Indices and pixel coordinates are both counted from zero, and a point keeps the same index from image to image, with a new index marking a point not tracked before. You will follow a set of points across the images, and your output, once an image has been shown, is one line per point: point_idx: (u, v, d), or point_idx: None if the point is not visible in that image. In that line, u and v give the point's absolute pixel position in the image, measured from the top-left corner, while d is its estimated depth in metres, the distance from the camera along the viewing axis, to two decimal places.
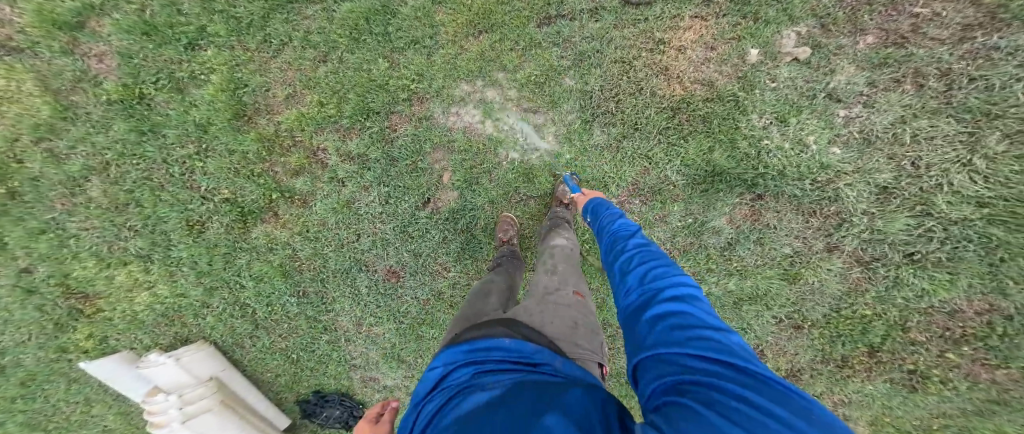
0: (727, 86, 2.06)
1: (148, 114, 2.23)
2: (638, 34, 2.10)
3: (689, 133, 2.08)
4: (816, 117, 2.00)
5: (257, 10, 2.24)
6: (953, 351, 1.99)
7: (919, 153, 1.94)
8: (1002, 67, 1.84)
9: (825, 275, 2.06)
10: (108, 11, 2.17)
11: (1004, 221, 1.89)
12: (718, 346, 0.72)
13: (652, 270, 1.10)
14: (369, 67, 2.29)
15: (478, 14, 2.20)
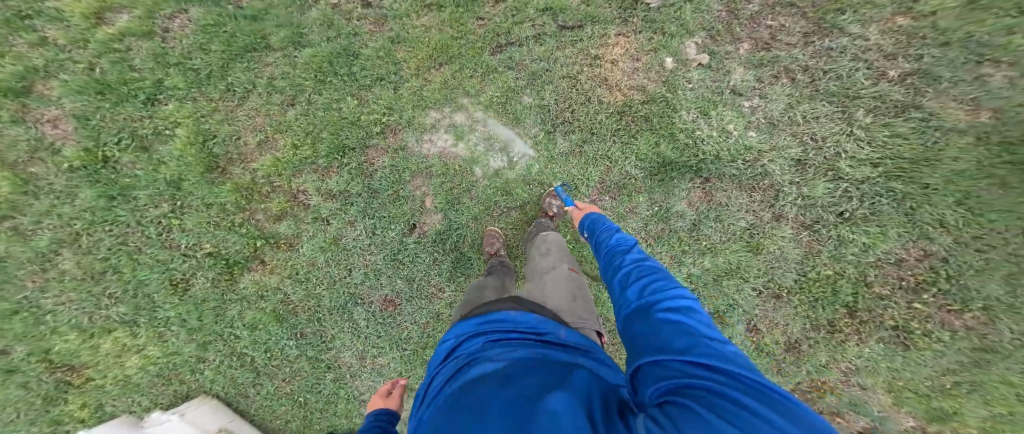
0: (657, 90, 2.25)
1: (114, 177, 2.37)
2: (577, 53, 2.34)
3: (636, 132, 2.26)
4: (729, 110, 2.20)
5: (215, 60, 2.43)
6: (917, 301, 2.06)
7: (813, 130, 2.14)
8: (841, 62, 2.13)
9: (782, 243, 2.16)
10: (53, 72, 2.33)
11: (900, 177, 2.06)
12: (716, 353, 0.78)
13: (653, 282, 1.19)
14: (338, 106, 2.47)
15: (436, 49, 2.43)
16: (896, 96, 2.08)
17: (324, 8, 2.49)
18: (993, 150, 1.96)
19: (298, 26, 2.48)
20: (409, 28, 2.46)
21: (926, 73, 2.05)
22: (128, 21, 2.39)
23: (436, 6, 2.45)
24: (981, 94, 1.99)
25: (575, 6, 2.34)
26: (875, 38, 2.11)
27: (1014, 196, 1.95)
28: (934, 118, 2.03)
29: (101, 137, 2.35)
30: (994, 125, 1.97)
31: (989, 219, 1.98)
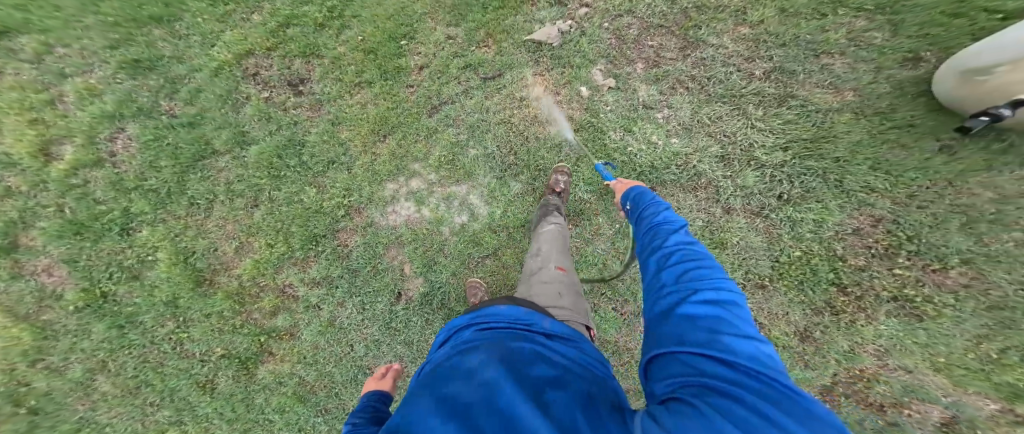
0: (582, 117, 2.42)
1: (117, 307, 2.56)
2: (504, 98, 2.51)
3: (577, 160, 2.38)
4: (648, 123, 2.35)
5: (169, 177, 2.66)
6: (896, 267, 2.00)
7: (720, 129, 2.25)
8: (716, 69, 2.31)
9: (742, 233, 2.14)
10: (30, 222, 2.57)
11: (812, 155, 2.14)
12: (744, 355, 0.81)
13: (690, 266, 1.13)
14: (298, 197, 2.60)
15: (377, 123, 2.58)
16: (772, 91, 2.22)
17: (257, 101, 2.72)
18: (875, 119, 2.08)
19: (237, 126, 2.70)
20: (346, 108, 2.65)
21: (784, 71, 2.21)
22: (74, 152, 2.63)
23: (366, 83, 2.69)
24: (835, 79, 2.14)
25: (493, 58, 2.59)
26: (731, 46, 2.31)
27: (916, 156, 2.02)
28: (811, 104, 2.16)
29: (95, 275, 2.56)
30: (860, 102, 2.11)
31: (911, 177, 2.02)
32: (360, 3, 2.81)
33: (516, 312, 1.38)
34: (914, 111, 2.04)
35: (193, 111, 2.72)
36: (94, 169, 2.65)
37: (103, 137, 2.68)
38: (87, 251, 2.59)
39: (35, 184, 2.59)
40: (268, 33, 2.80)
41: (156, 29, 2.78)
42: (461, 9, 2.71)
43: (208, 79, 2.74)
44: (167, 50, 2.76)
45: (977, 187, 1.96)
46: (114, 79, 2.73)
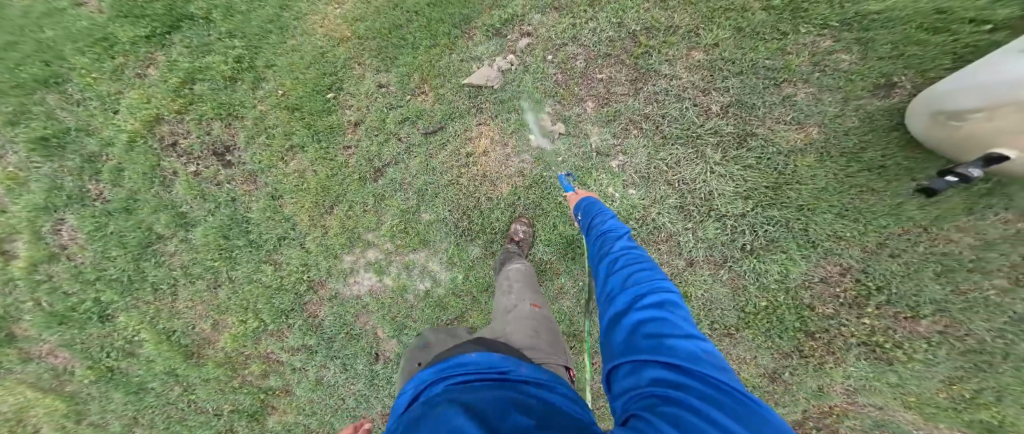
0: (533, 171, 2.30)
1: (127, 378, 2.53)
2: (449, 155, 2.36)
3: (533, 220, 2.28)
4: (603, 173, 2.23)
5: (126, 264, 2.53)
6: (865, 316, 2.03)
7: (679, 176, 2.17)
8: (670, 105, 2.16)
9: (706, 285, 2.14)
10: (18, 315, 2.52)
11: (774, 203, 2.10)
12: (688, 353, 0.97)
13: (637, 277, 1.34)
14: (258, 276, 2.46)
15: (320, 193, 2.41)
16: (731, 129, 2.12)
17: (184, 178, 2.55)
18: (841, 161, 2.02)
19: (174, 207, 2.54)
20: (283, 178, 2.47)
21: (743, 105, 2.10)
22: (27, 249, 2.52)
23: (298, 147, 2.50)
24: (800, 115, 2.04)
25: (432, 108, 2.40)
26: (685, 76, 2.14)
27: (887, 201, 1.99)
28: (771, 145, 2.09)
29: (95, 354, 2.52)
30: (826, 139, 2.03)
31: (882, 224, 2.00)
32: (271, 53, 2.63)
33: (487, 357, 1.30)
34: (886, 153, 1.97)
35: (120, 194, 2.55)
36: (54, 263, 2.53)
37: (48, 228, 2.54)
38: (77, 335, 2.52)
39: (9, 280, 2.52)
40: (174, 91, 2.61)
41: (50, 94, 2.58)
42: (388, 52, 2.46)
43: (123, 154, 2.57)
44: (91, 127, 2.59)
45: (954, 231, 1.94)
46: (31, 163, 2.54)
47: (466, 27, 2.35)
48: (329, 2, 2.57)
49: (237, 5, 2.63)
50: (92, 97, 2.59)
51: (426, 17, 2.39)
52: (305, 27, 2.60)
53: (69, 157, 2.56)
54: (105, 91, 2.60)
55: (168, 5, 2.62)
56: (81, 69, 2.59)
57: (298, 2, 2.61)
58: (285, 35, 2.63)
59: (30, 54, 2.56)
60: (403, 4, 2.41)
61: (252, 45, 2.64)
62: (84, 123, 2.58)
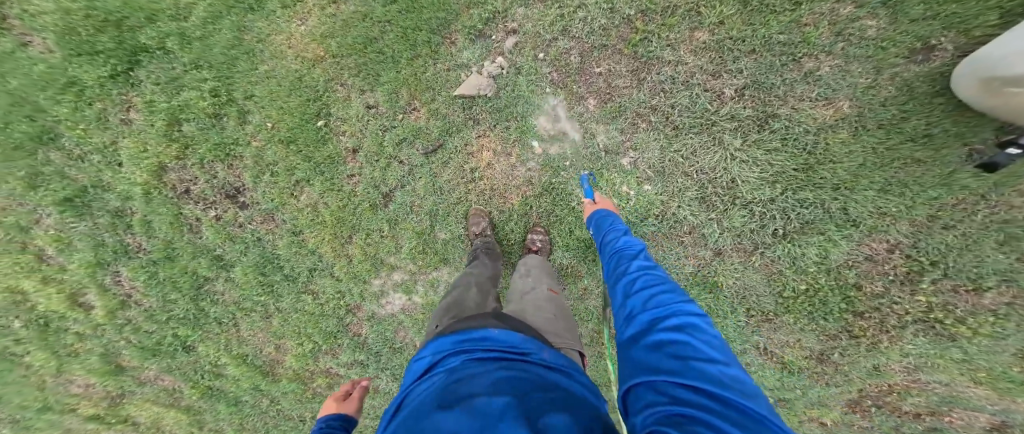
0: (543, 178, 2.36)
1: (226, 394, 2.50)
2: (454, 172, 2.39)
3: (549, 226, 2.39)
4: (615, 172, 2.32)
5: (188, 304, 2.44)
6: (918, 292, 2.14)
7: (698, 166, 2.27)
8: (679, 95, 2.21)
9: (738, 272, 2.31)
10: (117, 350, 2.48)
11: (805, 185, 2.20)
12: (711, 377, 0.95)
13: (656, 298, 1.29)
14: (303, 305, 2.42)
15: (335, 225, 2.40)
16: (750, 112, 2.19)
17: (209, 223, 2.45)
18: (880, 133, 2.08)
19: (209, 251, 2.44)
20: (298, 213, 2.41)
21: (761, 85, 2.16)
22: (100, 301, 2.46)
23: (304, 180, 2.43)
24: (826, 90, 2.10)
25: (427, 124, 2.39)
26: (691, 60, 2.19)
27: (938, 171, 2.04)
28: (798, 124, 2.16)
29: (194, 375, 2.48)
30: (859, 113, 2.09)
31: (933, 196, 2.06)
32: (245, 82, 2.48)
33: (509, 335, 1.34)
34: (929, 121, 2.01)
35: (158, 244, 2.45)
36: (127, 309, 2.47)
37: (108, 280, 2.47)
38: (170, 362, 2.47)
39: (95, 326, 2.48)
40: (164, 136, 2.48)
41: (51, 150, 2.47)
42: (369, 68, 2.38)
43: (144, 206, 2.47)
44: (104, 182, 2.49)
45: (1016, 196, 1.98)
46: (67, 224, 2.48)
47: (447, 31, 2.30)
48: (291, 17, 2.42)
49: (192, 32, 2.45)
50: (92, 150, 2.49)
51: (401, 25, 2.32)
52: (272, 50, 2.45)
53: (98, 215, 2.49)
54: (100, 142, 2.49)
55: (117, 36, 2.43)
56: (65, 121, 2.46)
57: (256, 21, 2.44)
58: (254, 60, 2.47)
59: (9, 109, 2.43)
60: (372, 16, 2.34)
61: (222, 75, 2.48)
62: (97, 179, 2.49)
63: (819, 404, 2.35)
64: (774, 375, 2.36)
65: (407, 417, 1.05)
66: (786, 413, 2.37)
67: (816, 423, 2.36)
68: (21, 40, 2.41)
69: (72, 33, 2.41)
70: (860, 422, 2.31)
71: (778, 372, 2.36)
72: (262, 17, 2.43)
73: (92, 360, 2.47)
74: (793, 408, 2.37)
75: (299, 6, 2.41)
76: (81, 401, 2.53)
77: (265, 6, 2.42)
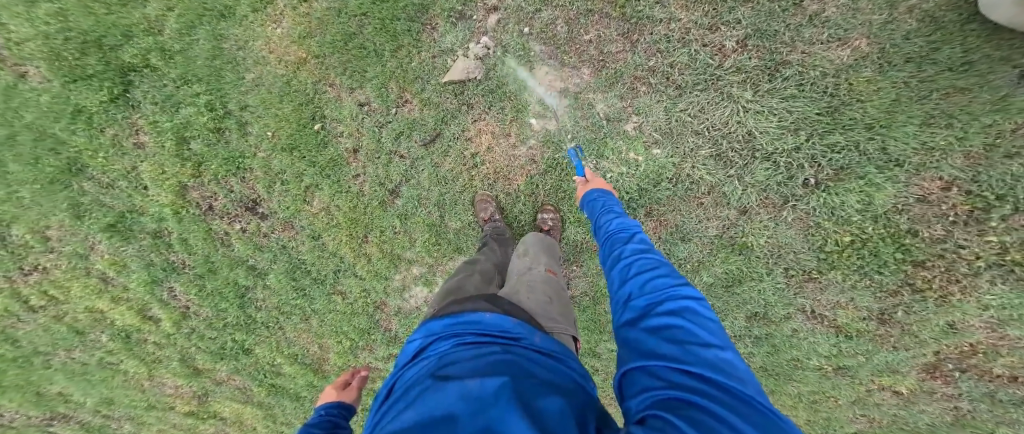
0: (546, 155, 2.29)
1: (287, 389, 2.82)
2: (455, 160, 2.37)
3: (558, 203, 2.35)
4: (621, 139, 2.20)
5: (237, 312, 2.71)
6: (988, 232, 1.91)
7: (708, 123, 2.11)
8: (678, 53, 2.08)
9: (769, 230, 2.14)
10: (191, 356, 2.83)
11: (834, 128, 2.01)
12: (707, 361, 0.82)
13: (651, 281, 1.14)
14: (336, 305, 2.61)
15: (351, 226, 2.49)
16: (757, 62, 2.03)
17: (237, 236, 2.62)
18: (910, 67, 1.88)
19: (243, 262, 2.64)
20: (313, 218, 2.53)
21: (764, 34, 2.01)
22: (163, 312, 2.77)
23: (313, 185, 2.50)
24: (838, 30, 1.94)
25: (422, 115, 2.34)
26: (683, 16, 2.06)
27: (988, 98, 1.81)
28: (815, 67, 1.98)
29: (257, 374, 2.80)
30: (881, 49, 1.91)
31: (987, 123, 1.83)
32: (236, 93, 2.49)
33: (500, 320, 1.38)
34: (966, 48, 1.81)
35: (199, 259, 2.67)
36: (189, 319, 2.77)
37: (165, 296, 2.75)
38: (236, 363, 2.80)
39: (167, 335, 2.81)
40: (177, 156, 2.57)
41: (83, 181, 2.62)
42: (355, 65, 2.36)
43: (177, 225, 2.64)
44: (136, 206, 2.65)
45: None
46: (117, 248, 2.70)
47: (425, 17, 2.26)
48: (264, 22, 2.42)
49: (170, 45, 2.47)
50: (118, 177, 2.62)
51: (378, 17, 2.29)
52: (254, 57, 2.45)
53: (140, 237, 2.69)
54: (122, 168, 2.61)
55: (103, 58, 2.48)
56: (85, 150, 2.58)
57: (231, 28, 2.45)
58: (239, 69, 2.47)
59: (34, 145, 2.55)
60: (346, 11, 2.33)
61: (213, 87, 2.49)
62: (129, 204, 2.65)
63: (890, 372, 2.17)
64: (828, 341, 2.19)
65: (404, 399, 1.08)
66: (849, 382, 2.23)
67: (889, 392, 2.21)
68: (18, 71, 2.49)
69: (59, 59, 2.46)
70: (943, 390, 2.14)
71: (833, 338, 2.19)
72: (236, 24, 2.44)
73: (173, 365, 2.84)
74: (857, 376, 2.21)
75: (269, 9, 2.41)
76: (175, 400, 2.94)
77: (236, 11, 2.43)
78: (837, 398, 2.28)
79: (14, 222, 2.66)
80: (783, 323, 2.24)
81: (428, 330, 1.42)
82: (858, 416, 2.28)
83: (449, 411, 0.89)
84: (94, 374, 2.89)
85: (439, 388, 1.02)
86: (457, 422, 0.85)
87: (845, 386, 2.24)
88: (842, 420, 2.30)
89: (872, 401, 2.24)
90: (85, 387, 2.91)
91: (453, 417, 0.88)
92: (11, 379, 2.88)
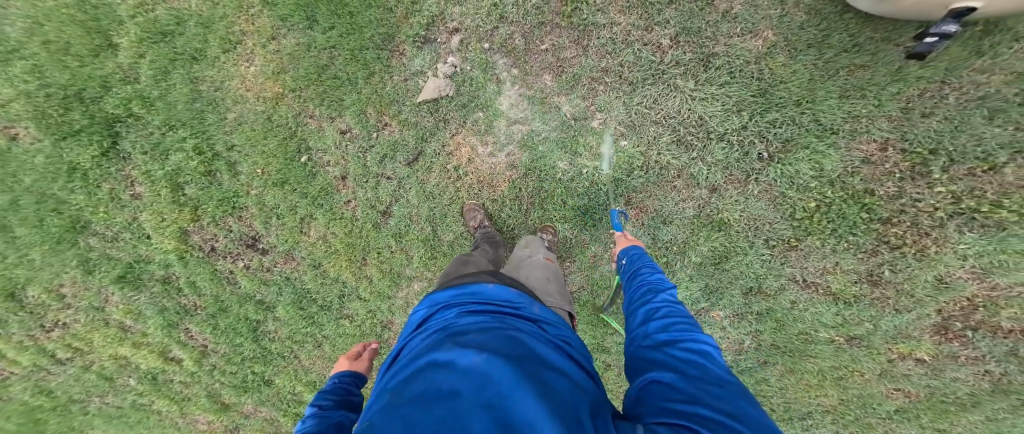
0: (524, 158, 2.30)
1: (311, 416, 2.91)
2: (440, 175, 2.40)
3: (543, 201, 2.32)
4: (591, 135, 2.22)
5: (253, 345, 2.81)
6: (936, 185, 1.92)
7: (664, 112, 2.15)
8: (625, 52, 2.13)
9: (741, 204, 2.15)
10: (217, 391, 2.95)
11: (768, 108, 2.06)
12: (730, 396, 0.80)
13: (679, 319, 1.12)
14: (344, 329, 2.70)
15: (349, 251, 2.56)
16: (691, 56, 2.09)
17: (242, 273, 2.70)
18: (813, 51, 1.97)
19: (252, 297, 2.73)
20: (312, 247, 2.59)
21: (690, 31, 2.07)
22: (183, 352, 2.88)
23: (308, 216, 2.55)
24: (747, 25, 2.02)
25: (402, 136, 2.38)
26: (622, 19, 2.12)
27: (886, 71, 1.90)
28: (736, 57, 2.05)
29: (281, 403, 2.90)
30: (785, 38, 2.00)
31: (895, 91, 1.91)
32: (220, 133, 2.54)
33: (506, 294, 1.42)
34: (851, 33, 1.91)
35: (209, 299, 2.76)
36: (209, 356, 2.89)
37: (183, 337, 2.86)
38: (260, 395, 2.90)
39: (191, 374, 2.93)
40: (174, 202, 2.63)
41: (88, 237, 2.70)
42: (331, 95, 2.39)
43: (183, 269, 2.72)
44: (143, 254, 2.74)
45: (979, 74, 1.80)
46: (130, 296, 2.79)
47: (393, 45, 2.31)
48: (236, 61, 2.47)
49: (148, 92, 2.52)
50: (121, 229, 2.70)
51: (347, 48, 2.33)
52: (232, 97, 2.49)
53: (150, 284, 2.78)
54: (123, 220, 2.68)
55: (87, 111, 2.53)
56: (86, 207, 2.66)
57: (205, 69, 2.49)
58: (220, 110, 2.52)
59: (37, 206, 2.63)
60: (316, 44, 2.36)
61: (197, 130, 2.54)
62: (136, 253, 2.74)
63: (903, 338, 2.12)
64: (829, 310, 2.16)
65: (405, 366, 1.08)
66: (867, 353, 2.17)
67: (912, 361, 2.13)
68: (9, 134, 2.56)
69: (45, 117, 2.52)
70: (965, 353, 2.06)
71: (833, 306, 2.16)
72: (209, 66, 2.48)
73: (202, 401, 2.95)
74: (872, 345, 2.16)
75: (239, 48, 2.46)
76: None
77: (207, 53, 2.47)
78: (862, 372, 2.20)
79: (29, 284, 2.77)
80: (779, 295, 2.21)
81: (439, 299, 1.45)
82: (892, 390, 2.19)
83: (458, 383, 0.89)
84: (130, 416, 3.00)
85: (442, 358, 1.02)
86: (468, 394, 0.85)
87: (864, 357, 2.18)
88: (876, 397, 2.20)
89: (898, 372, 2.15)
90: (123, 429, 3.03)
91: (463, 384, 0.89)
92: (52, 430, 3.00)
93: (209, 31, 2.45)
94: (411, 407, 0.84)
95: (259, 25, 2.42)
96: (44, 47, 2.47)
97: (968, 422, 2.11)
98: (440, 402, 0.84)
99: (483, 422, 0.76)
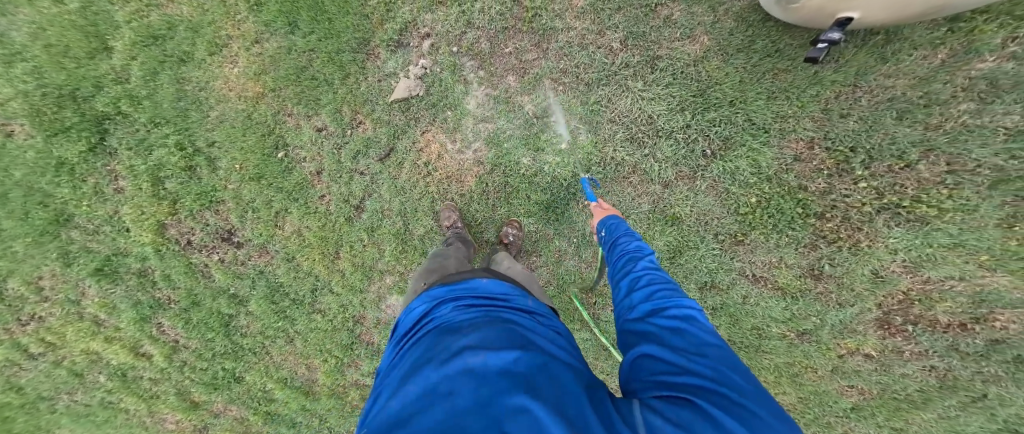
0: (491, 155, 2.37)
1: (279, 416, 2.87)
2: (411, 171, 2.46)
3: (510, 196, 2.39)
4: (554, 132, 2.30)
5: (225, 341, 2.81)
6: (859, 180, 2.04)
7: (617, 111, 2.24)
8: (579, 56, 2.24)
9: (690, 200, 2.23)
10: (187, 389, 2.92)
11: (707, 107, 2.16)
12: (721, 361, 0.79)
13: (662, 285, 1.10)
14: (315, 324, 2.71)
15: (322, 245, 2.60)
16: (638, 59, 2.20)
17: (217, 267, 2.72)
18: (741, 56, 2.10)
19: (225, 292, 2.75)
20: (286, 241, 2.63)
21: (636, 35, 2.18)
22: (155, 348, 2.87)
23: (283, 210, 2.60)
24: (686, 30, 2.14)
25: (375, 133, 2.46)
26: (578, 25, 2.23)
27: (804, 76, 2.05)
28: (678, 60, 2.16)
29: (250, 401, 2.87)
30: (717, 43, 2.12)
31: (814, 94, 2.05)
32: (202, 130, 2.60)
33: (494, 284, 1.39)
34: (773, 40, 2.06)
35: (182, 293, 2.78)
36: (180, 351, 2.88)
37: (155, 332, 2.86)
38: (230, 393, 2.88)
39: (161, 370, 2.91)
40: (154, 196, 2.68)
41: (70, 230, 2.73)
42: (308, 94, 2.48)
43: (159, 262, 2.74)
44: (120, 248, 2.76)
45: (886, 79, 1.96)
46: (106, 290, 2.80)
47: (367, 48, 2.41)
48: (221, 63, 2.56)
49: (137, 91, 2.60)
50: (102, 222, 2.73)
51: (325, 50, 2.43)
52: (216, 96, 2.57)
53: (126, 278, 2.79)
54: (105, 213, 2.72)
55: (78, 109, 2.60)
56: (70, 200, 2.70)
57: (191, 70, 2.57)
58: (203, 108, 2.59)
59: (24, 200, 2.68)
60: (295, 47, 2.46)
61: (181, 127, 2.61)
62: (114, 246, 2.76)
63: (849, 333, 2.17)
64: (778, 304, 2.22)
65: (397, 372, 1.01)
66: (818, 348, 2.22)
67: (861, 357, 2.17)
68: (5, 131, 2.62)
69: (39, 114, 2.59)
70: (909, 348, 2.12)
71: (781, 301, 2.21)
72: (195, 67, 2.57)
73: (171, 399, 2.91)
74: (822, 340, 2.21)
75: (225, 51, 2.55)
76: None
77: (194, 55, 2.56)
78: (815, 368, 2.24)
79: (10, 276, 2.78)
80: (732, 290, 2.25)
81: (426, 296, 1.39)
82: (846, 388, 2.22)
83: (451, 382, 0.83)
84: (98, 414, 2.96)
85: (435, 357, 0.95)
86: (462, 392, 0.79)
87: (815, 353, 2.22)
88: (831, 394, 2.23)
89: (850, 368, 2.19)
90: (90, 429, 2.98)
91: (456, 381, 0.83)
92: (20, 429, 2.96)
93: (197, 35, 2.55)
94: (406, 418, 0.77)
95: (244, 29, 2.52)
96: (45, 50, 2.55)
97: (923, 420, 2.14)
98: (433, 406, 0.78)
99: (482, 416, 0.71)
